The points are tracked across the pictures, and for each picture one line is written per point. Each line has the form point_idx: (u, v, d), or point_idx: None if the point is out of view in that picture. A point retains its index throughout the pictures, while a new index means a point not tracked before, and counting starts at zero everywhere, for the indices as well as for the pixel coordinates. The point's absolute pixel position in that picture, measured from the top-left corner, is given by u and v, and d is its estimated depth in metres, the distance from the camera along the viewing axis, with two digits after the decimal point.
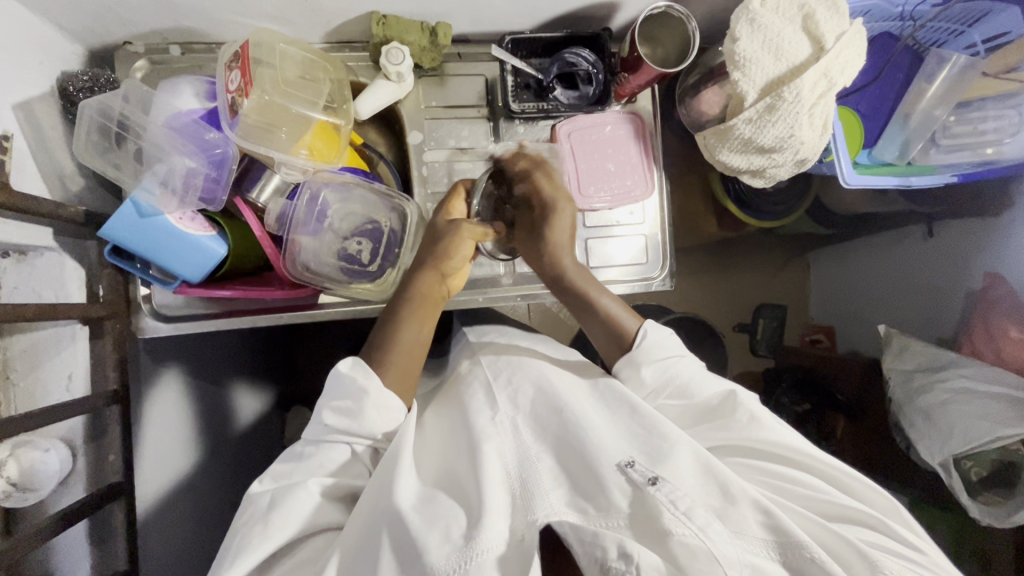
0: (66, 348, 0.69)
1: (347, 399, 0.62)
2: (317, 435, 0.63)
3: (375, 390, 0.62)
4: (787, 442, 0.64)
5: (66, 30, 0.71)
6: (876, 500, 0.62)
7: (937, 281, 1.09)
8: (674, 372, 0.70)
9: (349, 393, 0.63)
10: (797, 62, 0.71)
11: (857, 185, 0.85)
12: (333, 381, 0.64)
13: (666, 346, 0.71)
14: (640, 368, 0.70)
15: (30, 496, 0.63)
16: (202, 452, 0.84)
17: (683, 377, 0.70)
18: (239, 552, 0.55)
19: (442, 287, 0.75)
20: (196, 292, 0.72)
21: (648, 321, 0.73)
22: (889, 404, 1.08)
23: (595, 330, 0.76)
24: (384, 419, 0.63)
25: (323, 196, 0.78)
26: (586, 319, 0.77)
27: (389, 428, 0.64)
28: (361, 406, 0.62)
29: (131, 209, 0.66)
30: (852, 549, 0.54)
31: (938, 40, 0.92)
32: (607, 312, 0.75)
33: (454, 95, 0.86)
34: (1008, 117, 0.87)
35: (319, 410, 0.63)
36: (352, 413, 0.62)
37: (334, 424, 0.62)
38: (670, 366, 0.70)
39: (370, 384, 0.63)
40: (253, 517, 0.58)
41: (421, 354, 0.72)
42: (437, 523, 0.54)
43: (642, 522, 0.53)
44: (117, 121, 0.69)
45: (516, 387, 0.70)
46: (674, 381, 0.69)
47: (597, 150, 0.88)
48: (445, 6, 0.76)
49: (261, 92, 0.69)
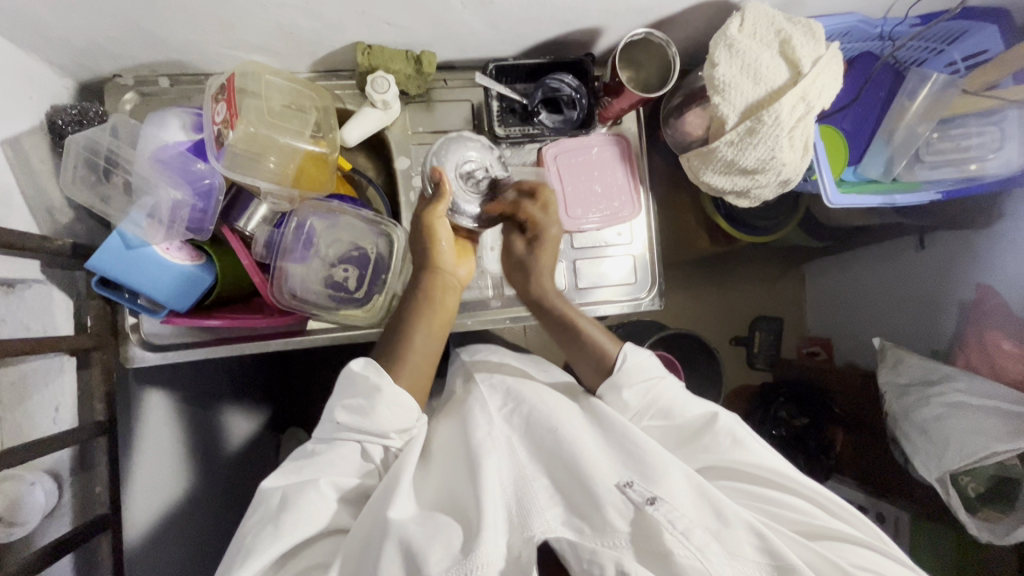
0: (55, 380, 0.69)
1: (358, 397, 0.63)
2: (328, 434, 0.63)
3: (387, 388, 0.63)
4: (768, 466, 0.62)
5: (55, 64, 0.73)
6: (859, 522, 0.60)
7: (929, 293, 1.09)
8: (656, 393, 0.69)
9: (361, 390, 0.63)
10: (775, 87, 0.73)
11: (841, 204, 0.85)
12: (345, 380, 0.65)
13: (647, 368, 0.71)
14: (621, 393, 0.69)
15: (15, 531, 0.62)
16: (184, 480, 0.83)
17: (663, 399, 0.68)
18: (251, 552, 0.54)
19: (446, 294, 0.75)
20: (183, 321, 0.73)
21: (628, 346, 0.72)
22: (888, 420, 1.07)
23: (586, 365, 0.75)
24: (397, 417, 0.64)
25: (310, 223, 0.79)
26: (578, 358, 0.76)
27: (403, 427, 0.65)
28: (373, 403, 0.62)
29: (117, 242, 0.68)
30: (834, 565, 0.54)
31: (919, 59, 0.93)
32: (596, 344, 0.74)
33: (441, 121, 0.87)
34: (990, 133, 0.89)
35: (330, 408, 0.64)
36: (364, 411, 0.62)
37: (345, 421, 0.62)
38: (649, 386, 0.69)
39: (383, 382, 0.63)
40: (265, 519, 0.56)
41: (428, 361, 0.71)
42: (437, 537, 0.53)
43: (643, 542, 0.52)
44: (105, 156, 0.70)
45: (517, 406, 0.69)
46: (657, 403, 0.68)
47: (585, 171, 0.89)
48: (430, 36, 0.78)
49: (247, 124, 0.69)
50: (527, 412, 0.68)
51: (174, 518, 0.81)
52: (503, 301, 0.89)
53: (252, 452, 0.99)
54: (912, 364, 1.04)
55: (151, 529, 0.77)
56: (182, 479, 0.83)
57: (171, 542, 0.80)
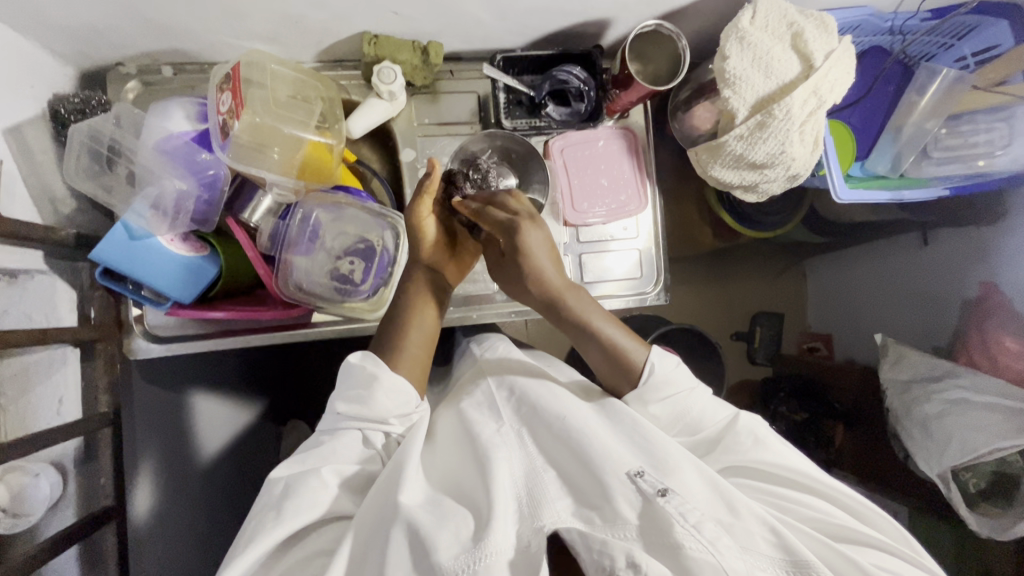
0: (58, 371, 0.69)
1: (355, 389, 0.64)
2: (331, 425, 0.64)
3: (385, 376, 0.63)
4: (789, 465, 0.63)
5: (57, 52, 0.71)
6: (884, 525, 0.60)
7: (931, 289, 1.09)
8: (685, 406, 0.67)
9: (359, 381, 0.64)
10: (787, 80, 0.72)
11: (849, 200, 0.85)
12: (344, 373, 0.65)
13: (676, 381, 0.67)
14: (644, 395, 0.67)
15: (20, 522, 0.63)
16: (184, 474, 0.81)
17: (693, 411, 0.67)
18: (253, 537, 0.54)
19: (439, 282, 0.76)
20: (188, 313, 0.71)
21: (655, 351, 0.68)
22: (887, 415, 1.07)
23: (593, 354, 0.70)
24: (396, 402, 0.64)
25: (316, 216, 0.78)
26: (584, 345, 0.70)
27: (402, 412, 0.65)
28: (371, 392, 0.63)
29: (121, 232, 0.67)
30: (856, 567, 0.53)
31: (928, 53, 0.92)
32: (604, 338, 0.68)
33: (447, 112, 0.87)
34: (998, 129, 0.89)
35: (332, 400, 0.65)
36: (363, 399, 0.63)
37: (345, 411, 0.63)
38: (679, 400, 0.67)
39: (380, 370, 0.64)
40: (267, 507, 0.57)
41: (426, 346, 0.72)
42: (446, 524, 0.53)
43: (652, 535, 0.51)
44: (108, 145, 0.69)
45: (522, 396, 0.69)
46: (686, 416, 0.67)
47: (592, 164, 0.89)
48: (437, 26, 0.77)
49: (252, 113, 0.68)
50: (534, 400, 0.67)
51: (175, 509, 0.79)
52: (508, 294, 0.89)
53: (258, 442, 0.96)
54: (913, 360, 1.04)
55: (156, 517, 0.77)
56: (180, 474, 0.81)
57: (174, 533, 0.79)
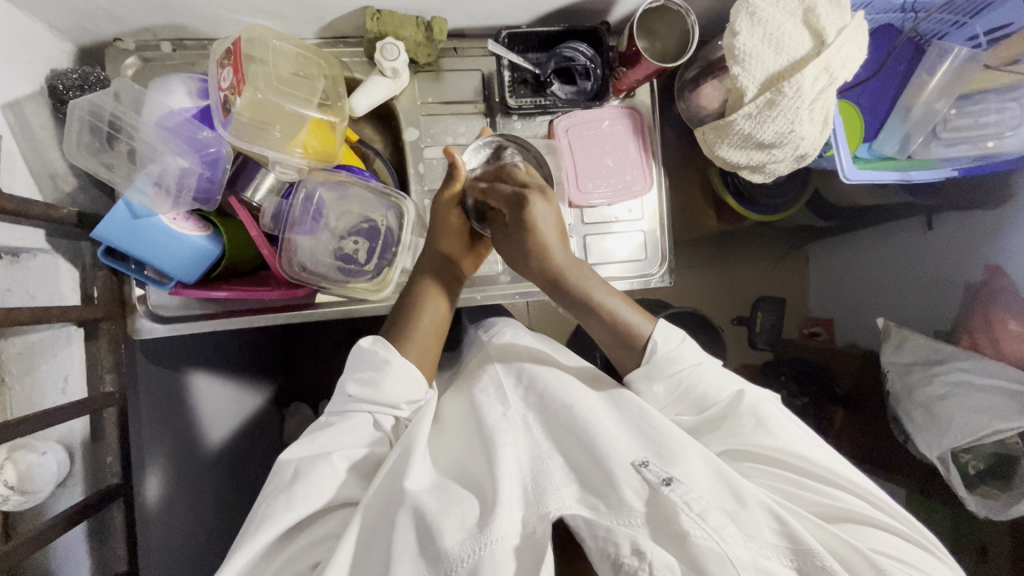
0: (63, 350, 0.69)
1: (369, 371, 0.64)
2: (341, 407, 0.64)
3: (398, 362, 0.64)
4: (793, 449, 0.62)
5: (55, 27, 0.70)
6: (891, 510, 0.60)
7: (938, 272, 1.08)
8: (688, 382, 0.66)
9: (371, 364, 0.64)
10: (798, 57, 0.70)
11: (857, 180, 0.84)
12: (356, 356, 0.66)
13: (681, 358, 0.67)
14: (652, 384, 0.67)
15: (29, 498, 0.62)
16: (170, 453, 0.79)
17: (697, 387, 0.66)
18: (262, 522, 0.54)
19: (454, 267, 0.77)
20: (190, 292, 0.73)
21: (659, 324, 0.69)
22: (887, 397, 1.08)
23: (593, 325, 0.71)
24: (405, 387, 0.64)
25: (318, 195, 0.77)
26: (586, 317, 0.71)
27: (411, 398, 0.65)
28: (383, 376, 0.63)
29: (124, 209, 0.66)
30: (863, 559, 0.53)
31: (940, 31, 0.91)
32: (613, 316, 0.69)
33: (451, 91, 0.86)
34: (1010, 109, 0.87)
35: (343, 381, 0.65)
36: (374, 382, 0.63)
37: (356, 394, 0.63)
38: (682, 377, 0.66)
39: (393, 356, 0.64)
40: (277, 489, 0.57)
41: (436, 338, 0.72)
42: (451, 510, 0.53)
43: (660, 524, 0.51)
44: (109, 122, 0.68)
45: (528, 386, 0.69)
46: (689, 391, 0.67)
47: (596, 144, 0.88)
48: (442, 2, 0.76)
49: (255, 90, 0.67)
50: (540, 388, 0.68)
51: (174, 498, 0.79)
52: (513, 276, 0.89)
53: (261, 425, 0.99)
54: (916, 343, 1.04)
55: (162, 503, 0.76)
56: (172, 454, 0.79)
57: (176, 522, 0.79)
